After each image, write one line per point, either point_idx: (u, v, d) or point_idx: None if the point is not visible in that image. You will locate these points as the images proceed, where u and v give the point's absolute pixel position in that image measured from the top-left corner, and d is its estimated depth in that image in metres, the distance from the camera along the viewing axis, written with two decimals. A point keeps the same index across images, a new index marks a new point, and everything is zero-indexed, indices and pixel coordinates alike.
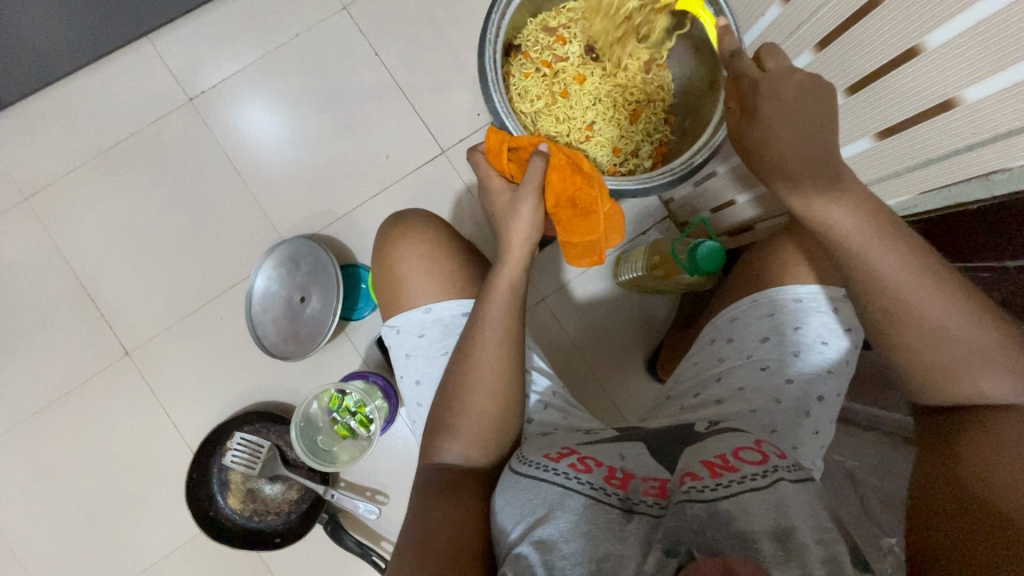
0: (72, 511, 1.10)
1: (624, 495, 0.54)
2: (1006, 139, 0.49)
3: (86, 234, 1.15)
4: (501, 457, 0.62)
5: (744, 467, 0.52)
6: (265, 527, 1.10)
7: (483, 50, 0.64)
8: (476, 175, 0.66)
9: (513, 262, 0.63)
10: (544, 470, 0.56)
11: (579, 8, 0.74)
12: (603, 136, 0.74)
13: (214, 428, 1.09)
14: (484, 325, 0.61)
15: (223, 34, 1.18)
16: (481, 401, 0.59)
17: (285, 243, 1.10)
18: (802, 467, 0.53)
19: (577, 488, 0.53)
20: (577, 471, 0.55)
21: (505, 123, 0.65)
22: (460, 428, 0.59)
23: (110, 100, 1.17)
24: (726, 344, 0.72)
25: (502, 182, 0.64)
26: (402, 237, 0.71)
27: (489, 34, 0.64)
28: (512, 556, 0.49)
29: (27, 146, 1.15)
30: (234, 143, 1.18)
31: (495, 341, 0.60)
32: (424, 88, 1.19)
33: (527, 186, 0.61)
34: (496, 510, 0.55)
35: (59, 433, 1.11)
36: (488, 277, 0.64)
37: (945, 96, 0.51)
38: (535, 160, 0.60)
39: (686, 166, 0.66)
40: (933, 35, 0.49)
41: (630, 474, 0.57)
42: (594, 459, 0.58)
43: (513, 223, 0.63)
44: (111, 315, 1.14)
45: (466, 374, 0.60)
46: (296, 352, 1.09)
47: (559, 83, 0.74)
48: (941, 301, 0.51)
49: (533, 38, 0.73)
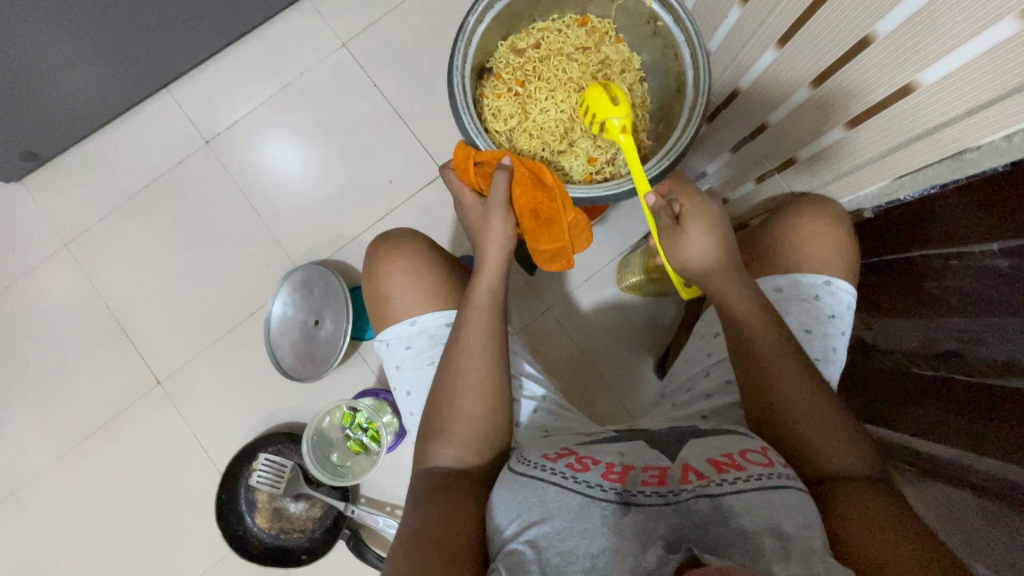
0: (115, 534, 1.17)
1: (621, 488, 0.53)
2: (968, 118, 0.49)
3: (119, 273, 1.24)
4: (493, 459, 0.63)
5: (750, 466, 0.53)
6: (292, 544, 1.13)
7: (451, 78, 0.69)
8: (450, 191, 0.70)
9: (488, 272, 0.66)
10: (542, 469, 0.56)
11: (547, 28, 0.77)
12: (579, 147, 0.76)
13: (240, 450, 1.14)
14: (467, 331, 0.63)
15: (236, 80, 1.27)
16: (470, 405, 0.62)
17: (298, 269, 1.16)
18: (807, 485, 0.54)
19: (574, 487, 0.53)
20: (575, 471, 0.55)
21: (475, 142, 0.68)
22: (449, 432, 0.62)
23: (137, 148, 1.26)
24: (713, 339, 0.72)
25: (473, 198, 0.68)
26: (388, 254, 0.74)
27: (455, 62, 0.69)
28: (505, 550, 0.50)
29: (66, 196, 1.26)
30: (249, 179, 1.25)
31: (478, 347, 0.63)
32: (422, 114, 1.25)
33: (494, 201, 0.65)
34: (491, 506, 0.56)
35: (101, 460, 1.18)
36: (468, 287, 0.67)
37: (902, 82, 0.52)
38: (497, 175, 0.64)
39: (656, 168, 0.68)
40: (881, 24, 0.50)
41: (630, 466, 0.56)
42: (592, 458, 0.57)
43: (487, 234, 0.66)
44: (144, 347, 1.21)
45: (451, 382, 0.62)
46: (310, 374, 1.14)
47: (530, 101, 0.76)
48: (807, 387, 0.59)
49: (503, 61, 0.77)
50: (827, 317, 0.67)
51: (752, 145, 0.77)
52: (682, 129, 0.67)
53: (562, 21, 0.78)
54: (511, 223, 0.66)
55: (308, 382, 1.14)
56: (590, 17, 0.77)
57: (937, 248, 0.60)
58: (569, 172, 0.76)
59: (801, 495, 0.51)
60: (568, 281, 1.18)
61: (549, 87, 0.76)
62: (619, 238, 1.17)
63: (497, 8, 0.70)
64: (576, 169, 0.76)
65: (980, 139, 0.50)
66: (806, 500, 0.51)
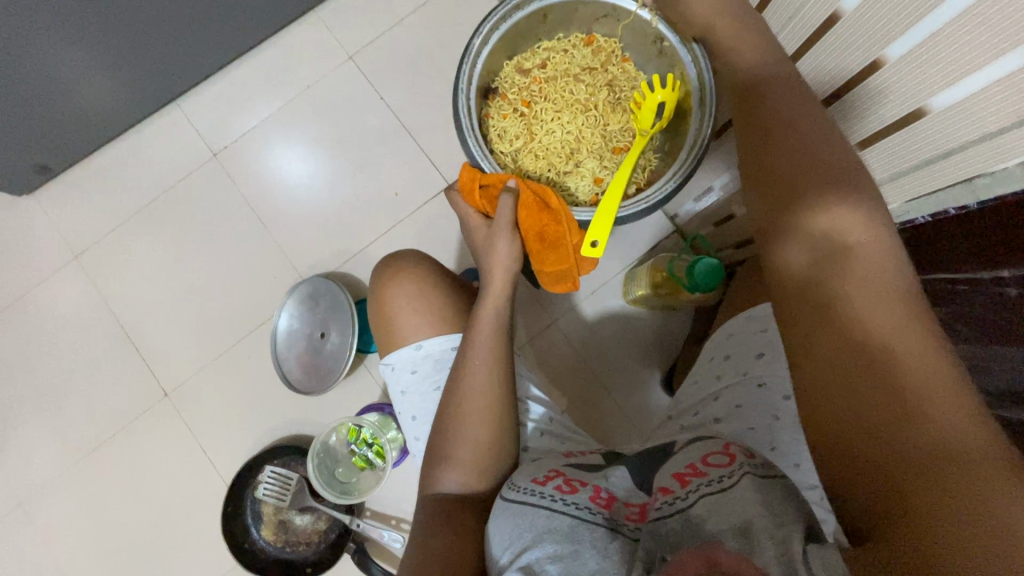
0: (122, 546, 1.17)
1: (608, 514, 0.52)
2: (979, 145, 0.48)
3: (127, 286, 1.25)
4: (498, 482, 0.63)
5: (710, 471, 0.51)
6: (297, 558, 1.13)
7: (456, 100, 0.69)
8: (456, 213, 0.70)
9: (494, 293, 0.65)
10: (531, 494, 0.55)
11: (552, 47, 0.77)
12: (586, 168, 0.77)
13: (246, 463, 1.15)
14: (472, 354, 0.63)
15: (244, 93, 1.28)
16: (474, 430, 0.61)
17: (304, 282, 1.16)
18: (773, 465, 0.51)
19: (563, 509, 0.52)
20: (563, 493, 0.54)
21: (479, 163, 0.68)
22: (454, 457, 0.62)
23: (147, 162, 1.28)
24: (723, 362, 0.71)
25: (479, 219, 0.68)
26: (395, 277, 0.75)
27: (461, 83, 0.69)
28: None
29: (76, 209, 1.27)
30: (256, 192, 1.26)
31: (484, 371, 0.63)
32: (428, 126, 1.25)
33: (500, 223, 0.65)
34: (489, 537, 0.55)
35: (109, 472, 1.19)
36: (474, 309, 0.66)
37: (914, 106, 0.51)
38: (502, 198, 0.63)
39: (660, 191, 0.67)
40: (893, 46, 0.49)
41: (614, 495, 0.55)
42: (579, 480, 0.57)
43: (492, 257, 0.66)
44: (151, 360, 1.22)
45: (456, 407, 0.62)
46: (316, 387, 1.14)
47: (537, 122, 0.77)
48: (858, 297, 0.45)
49: (509, 81, 0.77)
50: None
51: None
52: (688, 153, 0.67)
53: (567, 39, 0.78)
54: (516, 245, 0.66)
55: (314, 396, 1.15)
56: (596, 36, 0.77)
57: (944, 270, 0.58)
58: (576, 193, 0.77)
59: (770, 483, 0.47)
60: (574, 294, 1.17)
61: (555, 108, 0.77)
62: (625, 251, 1.17)
63: (502, 29, 0.70)
64: (582, 190, 0.77)
65: (995, 166, 0.49)
66: (779, 488, 0.47)
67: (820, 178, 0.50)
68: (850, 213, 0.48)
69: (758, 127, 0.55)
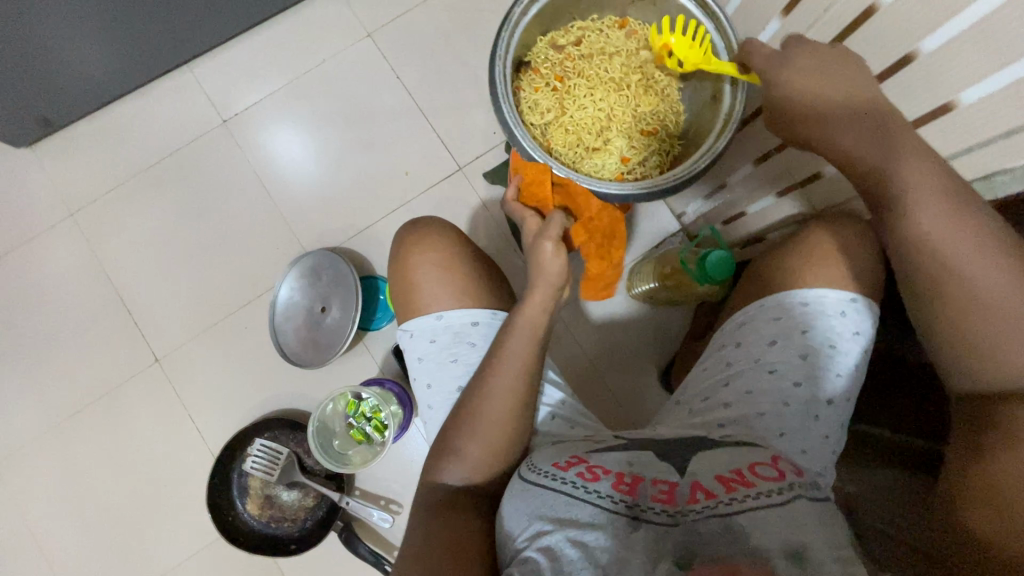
0: (99, 513, 1.14)
1: (631, 501, 0.53)
2: (1004, 141, 0.51)
3: (123, 247, 1.22)
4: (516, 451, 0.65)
5: (760, 483, 0.52)
6: (282, 534, 1.11)
7: (493, 66, 0.70)
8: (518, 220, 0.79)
9: (539, 293, 0.68)
10: (552, 478, 0.57)
11: (588, 26, 0.80)
12: (613, 147, 0.80)
13: (236, 434, 1.13)
14: (501, 358, 0.65)
15: (259, 62, 1.27)
16: (485, 425, 0.63)
17: (308, 254, 1.15)
18: (821, 488, 0.53)
19: (585, 497, 0.53)
20: (585, 480, 0.55)
21: (513, 132, 0.69)
22: (471, 427, 0.63)
23: (153, 123, 1.25)
24: (735, 349, 0.72)
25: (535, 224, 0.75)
26: (421, 245, 0.78)
27: (500, 42, 0.70)
28: (520, 559, 0.51)
29: (75, 165, 1.24)
30: (264, 162, 1.24)
31: (512, 375, 0.64)
32: (443, 109, 1.25)
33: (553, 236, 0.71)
34: (503, 515, 0.57)
35: (90, 436, 1.16)
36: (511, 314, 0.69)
37: (942, 100, 0.53)
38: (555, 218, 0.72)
39: (689, 170, 0.70)
40: (926, 40, 0.51)
41: (639, 479, 0.56)
42: (602, 467, 0.58)
43: (541, 270, 0.69)
44: (144, 324, 1.19)
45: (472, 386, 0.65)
46: (316, 360, 1.13)
47: (568, 97, 0.80)
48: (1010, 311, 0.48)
49: (542, 55, 0.80)
50: (854, 335, 0.67)
51: (779, 157, 0.79)
52: (719, 133, 0.69)
53: (602, 20, 0.81)
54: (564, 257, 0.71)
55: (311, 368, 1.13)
56: (629, 20, 0.80)
57: None
58: (601, 169, 0.80)
59: (817, 512, 0.50)
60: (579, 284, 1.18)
61: (587, 85, 0.80)
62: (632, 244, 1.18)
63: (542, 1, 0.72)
64: (608, 168, 0.80)
65: (1016, 162, 0.52)
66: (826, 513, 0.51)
67: (990, 293, 0.49)
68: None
69: (898, 238, 0.54)
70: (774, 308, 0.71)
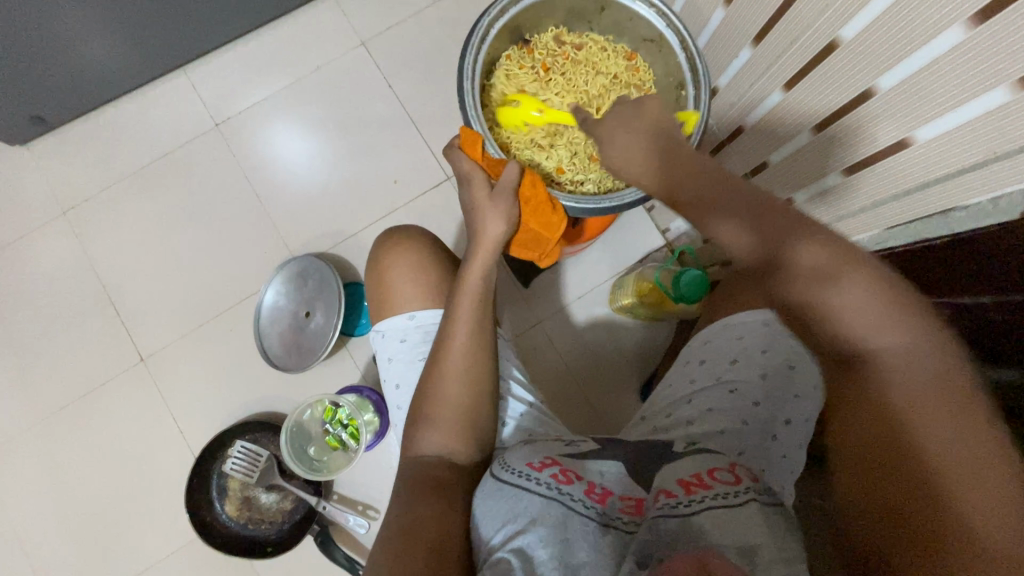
0: (80, 509, 1.15)
1: (601, 510, 0.55)
2: (957, 178, 0.52)
3: (114, 246, 1.23)
4: (484, 453, 0.67)
5: (717, 485, 0.54)
6: (259, 536, 1.12)
7: (479, 18, 0.71)
8: (455, 170, 0.72)
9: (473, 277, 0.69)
10: (527, 478, 0.58)
11: (596, 41, 0.83)
12: (556, 151, 0.80)
13: (217, 435, 1.14)
14: (454, 353, 0.66)
15: (252, 67, 1.28)
16: (445, 418, 0.65)
17: (294, 259, 1.16)
18: (773, 493, 0.56)
19: (558, 498, 0.55)
20: (559, 482, 0.57)
21: (464, 82, 0.70)
22: (435, 421, 0.65)
23: (147, 124, 1.27)
24: (699, 366, 0.74)
25: (482, 177, 0.70)
26: (396, 247, 0.80)
27: (476, 31, 0.71)
28: (493, 560, 0.52)
29: (69, 165, 1.26)
30: (254, 166, 1.26)
31: (466, 379, 0.66)
32: (433, 118, 1.26)
33: (505, 187, 0.69)
34: (477, 516, 0.59)
35: (74, 432, 1.17)
36: (449, 300, 0.69)
37: (899, 136, 0.54)
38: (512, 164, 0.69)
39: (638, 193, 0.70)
40: (883, 77, 0.52)
41: (609, 490, 0.58)
42: (576, 472, 0.59)
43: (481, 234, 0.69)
44: (131, 323, 1.21)
45: (434, 392, 0.66)
46: (294, 365, 1.14)
47: (542, 87, 0.81)
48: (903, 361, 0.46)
49: (543, 43, 0.82)
50: None
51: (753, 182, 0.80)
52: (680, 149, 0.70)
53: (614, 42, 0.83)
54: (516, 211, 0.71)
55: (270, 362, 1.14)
56: (636, 54, 0.81)
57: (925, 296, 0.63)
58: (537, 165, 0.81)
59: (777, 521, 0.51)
60: (561, 296, 1.19)
61: (564, 88, 0.81)
62: (616, 259, 1.19)
63: None
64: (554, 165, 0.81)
65: (969, 199, 0.53)
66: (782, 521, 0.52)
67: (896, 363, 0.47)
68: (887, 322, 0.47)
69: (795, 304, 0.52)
70: (744, 325, 0.72)
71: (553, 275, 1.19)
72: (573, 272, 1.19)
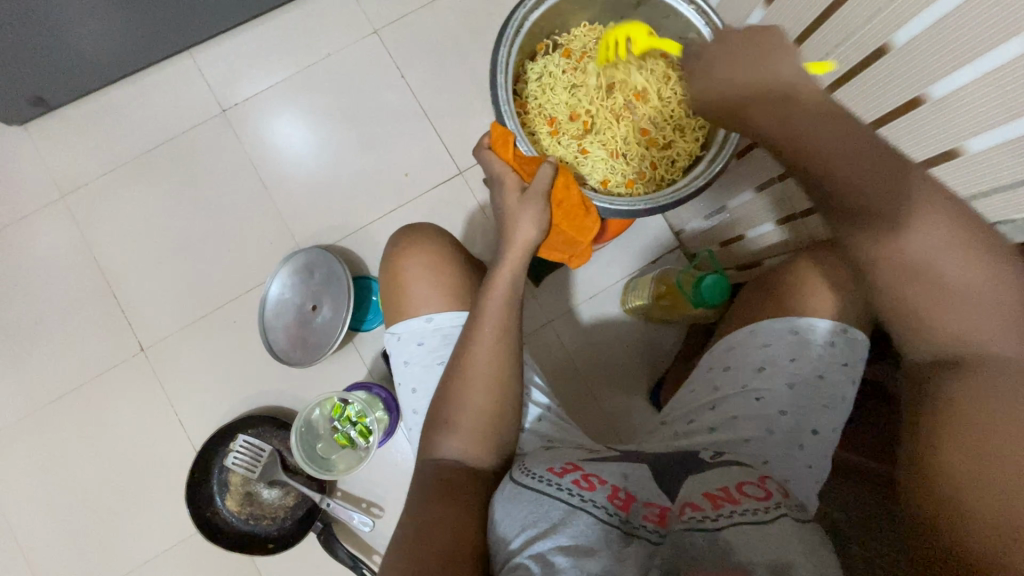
0: (75, 501, 1.12)
1: (625, 517, 0.54)
2: (1007, 191, 0.51)
3: (114, 232, 1.20)
4: (505, 458, 0.66)
5: (745, 501, 0.52)
6: (260, 532, 1.11)
7: (518, 8, 0.70)
8: (489, 170, 0.72)
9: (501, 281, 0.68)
10: (547, 483, 0.56)
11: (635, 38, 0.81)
12: (593, 155, 0.79)
13: (219, 428, 1.11)
14: (479, 356, 0.65)
15: (261, 52, 1.25)
16: (467, 421, 0.64)
17: (302, 251, 1.14)
18: (805, 509, 0.54)
19: (581, 505, 0.54)
20: (581, 488, 0.55)
21: (497, 75, 0.69)
22: (458, 424, 0.64)
23: (151, 107, 1.23)
24: (722, 373, 0.72)
25: (515, 179, 0.70)
26: (412, 246, 0.77)
27: (510, 24, 0.70)
28: (511, 565, 0.50)
29: (68, 147, 1.22)
30: (261, 153, 1.23)
31: (492, 382, 0.65)
32: (446, 111, 1.24)
33: (537, 190, 0.68)
34: (495, 519, 0.56)
35: (70, 422, 1.14)
36: (477, 301, 0.68)
37: (949, 145, 0.53)
38: (545, 166, 0.68)
39: (673, 195, 0.69)
40: (936, 85, 0.51)
41: (632, 496, 0.57)
42: (597, 477, 0.58)
43: (513, 237, 0.68)
44: (131, 312, 1.18)
45: (456, 396, 0.65)
46: (302, 359, 1.12)
47: (578, 83, 0.79)
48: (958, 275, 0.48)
49: (582, 38, 0.80)
50: (842, 365, 0.67)
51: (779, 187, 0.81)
52: (713, 158, 0.70)
53: None
54: (547, 216, 0.69)
55: (277, 356, 1.12)
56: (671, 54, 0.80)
57: None
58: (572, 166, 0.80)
59: (801, 530, 0.49)
60: (572, 295, 1.17)
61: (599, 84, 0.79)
62: (629, 259, 1.17)
63: None
64: (595, 174, 0.80)
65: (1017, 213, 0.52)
66: (814, 535, 0.50)
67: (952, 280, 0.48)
68: (958, 246, 0.48)
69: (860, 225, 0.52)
70: (767, 331, 0.71)
71: (565, 274, 1.17)
72: (585, 271, 1.18)
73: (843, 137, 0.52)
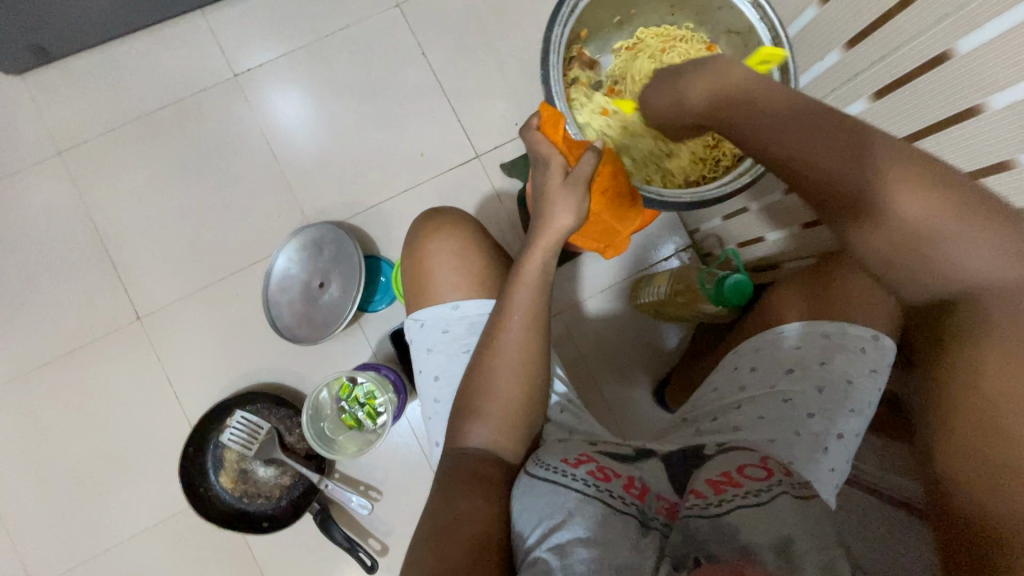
0: (62, 470, 1.08)
1: (640, 507, 0.53)
2: None
3: (114, 194, 1.15)
4: (525, 448, 0.65)
5: (747, 483, 0.51)
6: (254, 510, 1.08)
7: None
8: (533, 150, 0.70)
9: (532, 264, 0.66)
10: (564, 475, 0.56)
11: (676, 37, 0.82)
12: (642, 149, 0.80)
13: (216, 404, 1.08)
14: (507, 343, 0.64)
15: (278, 17, 1.20)
16: (490, 409, 0.63)
17: (312, 226, 1.10)
18: (809, 485, 0.52)
19: (597, 495, 0.53)
20: (596, 479, 0.55)
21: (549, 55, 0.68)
22: (484, 411, 0.63)
23: (159, 66, 1.18)
24: (750, 373, 0.72)
25: (561, 161, 0.68)
26: (440, 229, 0.76)
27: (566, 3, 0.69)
28: (528, 560, 0.49)
29: (69, 101, 1.16)
30: (272, 123, 1.19)
31: (515, 369, 0.64)
32: (465, 92, 1.21)
33: (578, 175, 0.66)
34: (513, 515, 0.55)
35: (58, 388, 1.10)
36: (505, 288, 0.67)
37: (1001, 158, 0.53)
38: (587, 154, 0.66)
39: (695, 195, 0.70)
40: (996, 96, 0.51)
41: (647, 487, 0.56)
42: (612, 469, 0.57)
43: (548, 220, 0.66)
44: (128, 278, 1.13)
45: (480, 384, 0.64)
46: (307, 336, 1.09)
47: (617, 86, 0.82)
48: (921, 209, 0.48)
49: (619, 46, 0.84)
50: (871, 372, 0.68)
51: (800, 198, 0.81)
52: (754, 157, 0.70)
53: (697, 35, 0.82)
54: (586, 204, 0.67)
55: (281, 332, 1.09)
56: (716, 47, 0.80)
57: None
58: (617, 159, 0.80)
59: (794, 500, 0.48)
60: (582, 288, 1.17)
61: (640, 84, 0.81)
62: (642, 255, 1.17)
63: None
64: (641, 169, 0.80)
65: None
66: (817, 512, 0.48)
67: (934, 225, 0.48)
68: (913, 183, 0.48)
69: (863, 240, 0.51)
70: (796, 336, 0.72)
71: (578, 266, 1.16)
72: (597, 265, 1.17)
73: (804, 131, 0.52)
